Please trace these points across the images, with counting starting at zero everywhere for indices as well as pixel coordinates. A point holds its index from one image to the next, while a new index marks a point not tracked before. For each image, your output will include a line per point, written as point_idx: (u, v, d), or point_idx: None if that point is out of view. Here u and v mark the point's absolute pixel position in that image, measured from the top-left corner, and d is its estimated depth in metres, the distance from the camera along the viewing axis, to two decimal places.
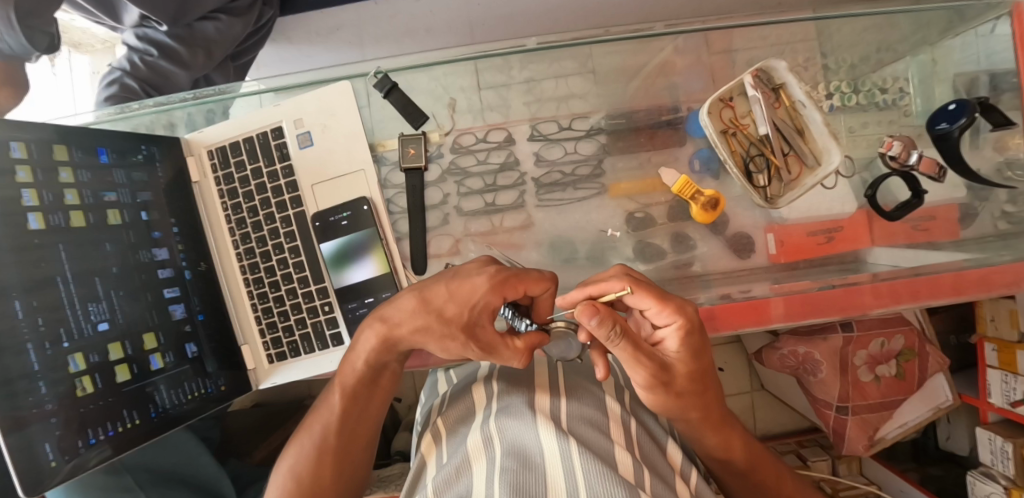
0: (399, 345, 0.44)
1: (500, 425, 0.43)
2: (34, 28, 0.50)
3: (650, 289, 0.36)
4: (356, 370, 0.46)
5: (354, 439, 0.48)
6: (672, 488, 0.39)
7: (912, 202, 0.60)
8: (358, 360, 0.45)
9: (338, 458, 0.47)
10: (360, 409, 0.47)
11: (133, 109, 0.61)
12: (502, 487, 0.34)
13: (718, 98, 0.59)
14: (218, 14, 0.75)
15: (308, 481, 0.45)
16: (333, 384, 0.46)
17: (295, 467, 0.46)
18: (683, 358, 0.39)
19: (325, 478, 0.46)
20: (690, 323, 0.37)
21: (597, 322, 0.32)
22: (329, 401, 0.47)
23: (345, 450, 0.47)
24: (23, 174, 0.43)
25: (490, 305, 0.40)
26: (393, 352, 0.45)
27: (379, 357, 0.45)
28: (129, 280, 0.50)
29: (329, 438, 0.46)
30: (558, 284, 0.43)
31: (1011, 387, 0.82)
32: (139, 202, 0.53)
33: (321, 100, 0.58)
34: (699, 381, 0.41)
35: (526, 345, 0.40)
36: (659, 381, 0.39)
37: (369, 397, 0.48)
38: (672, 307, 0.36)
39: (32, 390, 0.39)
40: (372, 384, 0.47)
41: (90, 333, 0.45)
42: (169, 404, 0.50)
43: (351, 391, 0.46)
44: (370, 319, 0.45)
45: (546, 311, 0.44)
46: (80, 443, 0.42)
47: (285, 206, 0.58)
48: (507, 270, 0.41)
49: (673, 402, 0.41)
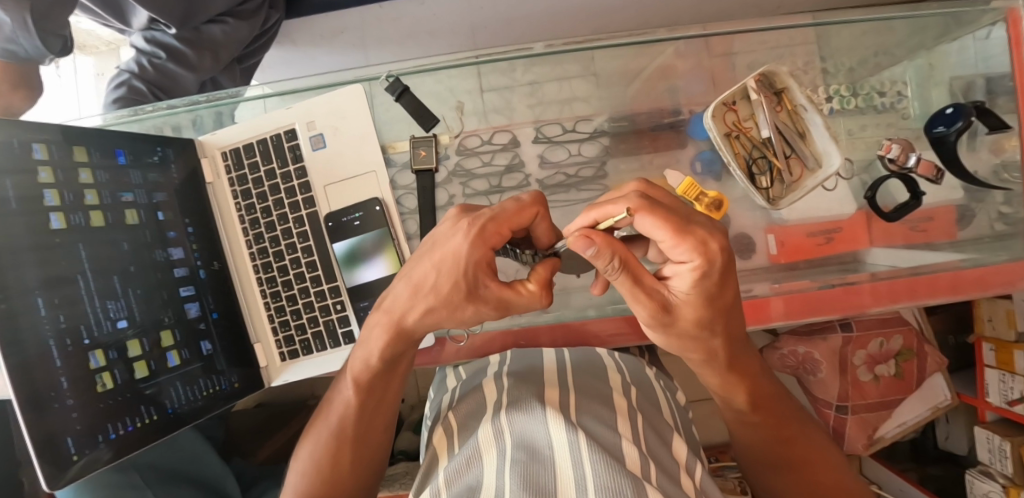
0: (410, 329, 0.42)
1: (509, 419, 0.43)
2: (50, 31, 0.51)
3: (668, 216, 0.30)
4: (368, 367, 0.46)
5: (370, 423, 0.51)
6: (678, 482, 0.40)
7: (911, 203, 0.62)
8: (372, 357, 0.45)
9: (356, 442, 0.50)
10: (374, 399, 0.49)
11: (145, 111, 0.61)
12: (512, 482, 0.35)
13: (721, 102, 0.61)
14: (225, 17, 0.76)
15: (327, 463, 0.50)
16: (344, 379, 0.48)
17: (315, 451, 0.51)
18: (692, 301, 0.34)
19: (344, 459, 0.50)
20: (710, 264, 0.32)
21: (593, 249, 0.30)
22: (342, 392, 0.49)
23: (362, 434, 0.51)
24: (44, 174, 0.44)
25: (482, 260, 0.36)
26: (409, 342, 0.44)
27: (392, 351, 0.44)
28: (145, 278, 0.51)
29: (346, 427, 0.50)
30: (547, 206, 0.38)
31: (1009, 386, 0.84)
32: (154, 202, 0.54)
33: (333, 103, 0.59)
34: (716, 323, 0.37)
35: (539, 282, 0.36)
36: (662, 318, 0.35)
37: (384, 386, 0.49)
38: (692, 240, 0.31)
39: (53, 386, 0.40)
40: (385, 377, 0.48)
41: (109, 331, 0.46)
42: (183, 401, 0.51)
43: (366, 385, 0.48)
44: (377, 312, 0.43)
45: (545, 235, 0.40)
46: (100, 437, 0.43)
47: (298, 206, 0.59)
48: (480, 217, 0.35)
49: (677, 341, 0.38)
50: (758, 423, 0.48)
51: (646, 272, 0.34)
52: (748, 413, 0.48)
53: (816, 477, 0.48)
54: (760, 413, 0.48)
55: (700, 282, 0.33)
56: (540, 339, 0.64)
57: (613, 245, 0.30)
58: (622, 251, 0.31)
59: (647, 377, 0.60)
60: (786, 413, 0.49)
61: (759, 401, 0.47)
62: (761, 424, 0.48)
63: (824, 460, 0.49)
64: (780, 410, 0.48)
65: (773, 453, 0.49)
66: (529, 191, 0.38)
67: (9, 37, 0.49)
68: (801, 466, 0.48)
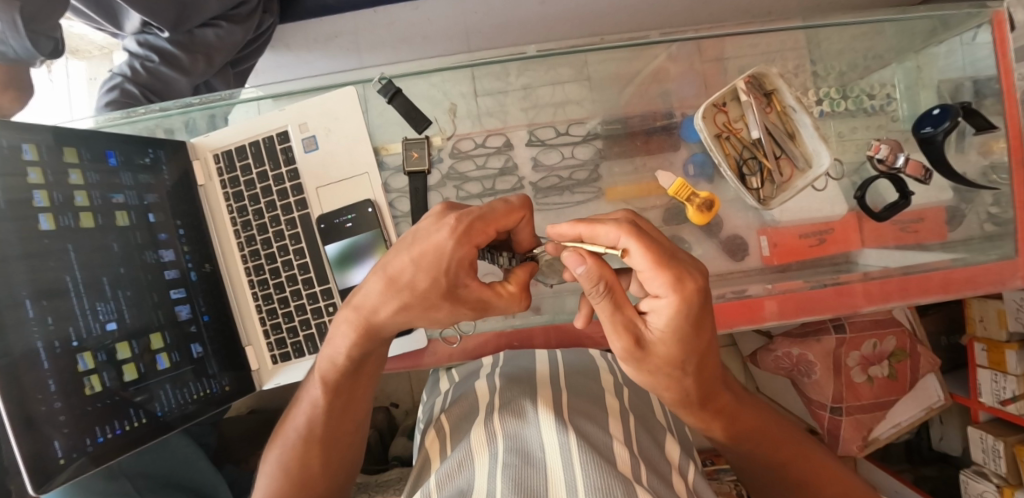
0: (388, 328, 0.42)
1: (502, 421, 0.43)
2: (40, 32, 0.50)
3: (652, 247, 0.33)
4: (335, 366, 0.46)
5: (338, 423, 0.50)
6: (668, 482, 0.40)
7: (900, 203, 0.62)
8: (338, 356, 0.45)
9: (323, 443, 0.50)
10: (342, 398, 0.49)
11: (138, 113, 0.61)
12: (503, 484, 0.35)
13: (712, 103, 0.61)
14: (219, 21, 0.76)
15: (296, 464, 0.50)
16: (311, 379, 0.47)
17: (285, 452, 0.51)
18: (667, 338, 0.36)
19: (312, 461, 0.50)
20: (685, 302, 0.33)
21: (586, 267, 0.33)
22: (310, 393, 0.49)
23: (330, 435, 0.50)
24: (34, 174, 0.44)
25: (464, 259, 0.36)
26: (376, 342, 0.44)
27: (358, 351, 0.44)
28: (135, 280, 0.50)
29: (314, 428, 0.50)
30: (533, 210, 0.39)
31: (1002, 386, 0.84)
32: (145, 204, 0.53)
33: (325, 104, 0.59)
34: (690, 360, 0.38)
35: (518, 285, 0.38)
36: (640, 350, 0.36)
37: (351, 386, 0.49)
38: (671, 274, 0.33)
39: (41, 388, 0.40)
40: (352, 376, 0.48)
41: (97, 333, 0.45)
42: (172, 404, 0.50)
43: (333, 384, 0.47)
44: (345, 309, 0.42)
45: (524, 240, 0.41)
46: (88, 441, 0.42)
47: (290, 208, 0.59)
48: (469, 214, 0.36)
49: (649, 378, 0.39)
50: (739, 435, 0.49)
51: (628, 302, 0.36)
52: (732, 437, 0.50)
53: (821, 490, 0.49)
54: (744, 442, 0.50)
55: (673, 321, 0.34)
56: (534, 340, 0.63)
57: (601, 269, 0.33)
58: (607, 274, 0.33)
59: None
60: (772, 434, 0.50)
61: (738, 433, 0.49)
62: (746, 439, 0.50)
63: (826, 471, 0.50)
64: (762, 425, 0.50)
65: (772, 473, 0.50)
66: (517, 195, 0.39)
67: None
68: (803, 484, 0.49)
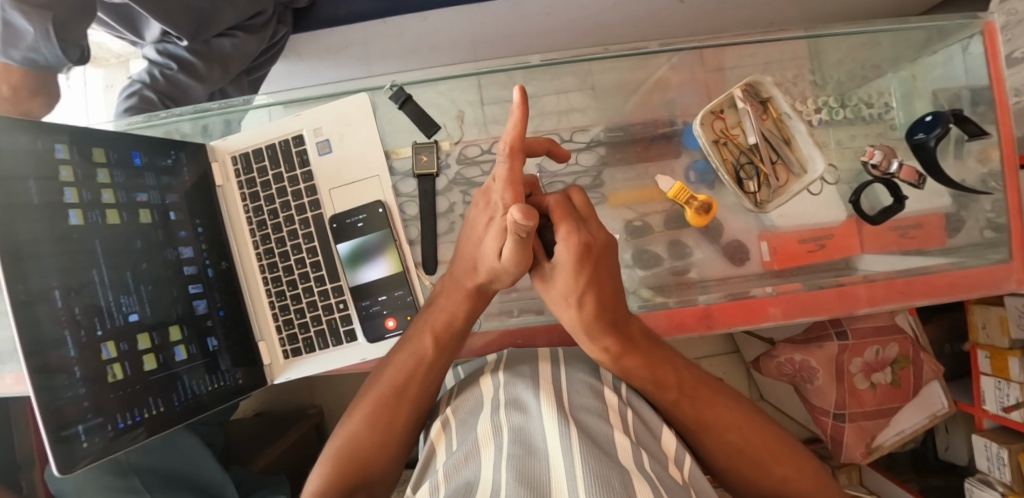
0: (482, 288, 0.52)
1: (507, 416, 0.45)
2: (69, 41, 0.53)
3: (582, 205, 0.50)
4: (452, 318, 0.53)
5: (431, 387, 0.53)
6: (667, 469, 0.41)
7: (894, 207, 0.63)
8: (458, 309, 0.53)
9: (414, 403, 0.51)
10: (443, 359, 0.53)
11: (161, 117, 0.64)
12: (507, 475, 0.36)
13: (709, 110, 0.63)
14: (235, 31, 0.79)
15: (384, 418, 0.50)
16: (424, 330, 0.53)
17: (372, 405, 0.51)
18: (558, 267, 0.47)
19: (399, 421, 0.50)
20: (576, 242, 0.46)
21: (524, 219, 0.38)
22: (413, 347, 0.53)
23: (423, 396, 0.52)
24: (65, 173, 0.46)
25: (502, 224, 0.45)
26: (482, 301, 0.53)
27: (473, 308, 0.54)
28: (156, 275, 0.52)
29: (410, 383, 0.51)
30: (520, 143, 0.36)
31: (1005, 393, 0.84)
32: (166, 203, 0.56)
33: (339, 111, 0.62)
34: (575, 289, 0.48)
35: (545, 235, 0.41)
36: (545, 278, 0.51)
37: (452, 347, 0.54)
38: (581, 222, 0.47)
39: (67, 374, 0.42)
40: (461, 337, 0.54)
41: (121, 323, 0.47)
42: (190, 395, 0.52)
43: (442, 339, 0.53)
44: (459, 273, 0.52)
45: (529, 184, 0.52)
46: (109, 426, 0.44)
47: (304, 209, 0.61)
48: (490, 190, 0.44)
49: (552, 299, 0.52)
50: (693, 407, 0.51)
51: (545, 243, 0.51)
52: (688, 406, 0.51)
53: (725, 434, 0.50)
54: (655, 371, 0.50)
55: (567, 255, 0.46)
56: (537, 339, 0.65)
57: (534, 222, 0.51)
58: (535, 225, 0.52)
59: None
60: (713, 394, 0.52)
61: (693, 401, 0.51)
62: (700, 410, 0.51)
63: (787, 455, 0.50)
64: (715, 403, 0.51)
65: (682, 413, 0.50)
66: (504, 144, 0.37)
67: (32, 47, 0.51)
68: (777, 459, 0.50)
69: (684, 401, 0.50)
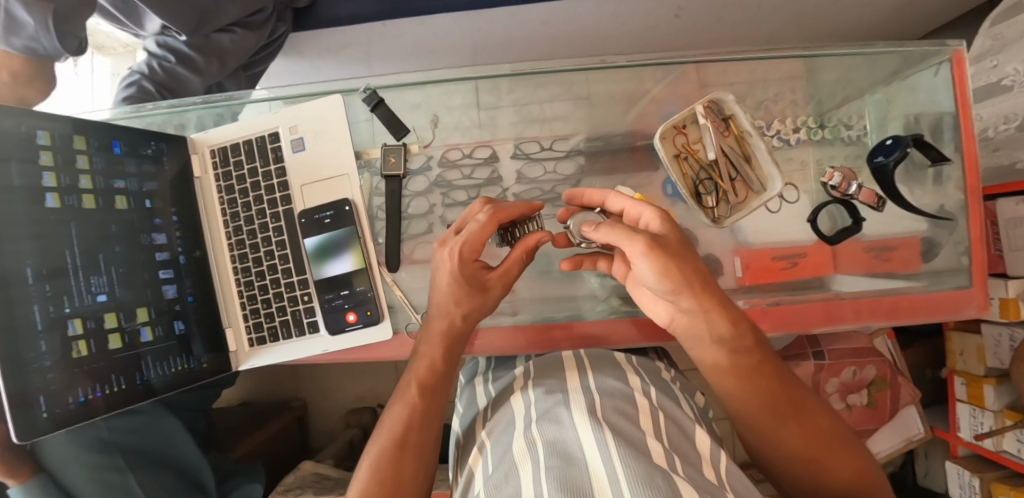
0: (460, 328, 0.54)
1: (541, 429, 0.41)
2: (67, 32, 0.56)
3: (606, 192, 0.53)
4: (434, 362, 0.53)
5: (429, 432, 0.51)
6: (703, 471, 0.38)
7: (852, 227, 0.66)
8: (438, 353, 0.53)
9: (416, 453, 0.49)
10: (434, 404, 0.52)
11: (147, 109, 0.66)
12: (549, 484, 0.33)
13: (671, 125, 0.65)
14: (235, 27, 0.81)
15: (389, 472, 0.47)
16: (408, 381, 0.52)
17: (376, 459, 0.48)
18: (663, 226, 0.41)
19: (405, 471, 0.48)
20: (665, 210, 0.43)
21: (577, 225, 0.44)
22: (404, 396, 0.52)
23: (424, 444, 0.50)
24: (45, 157, 0.48)
25: (469, 271, 0.52)
26: (460, 343, 0.55)
27: (452, 350, 0.54)
28: (128, 258, 0.54)
29: (408, 433, 0.49)
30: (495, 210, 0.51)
31: (979, 421, 0.85)
32: (145, 190, 0.58)
33: (314, 111, 0.64)
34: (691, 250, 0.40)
35: (524, 251, 0.52)
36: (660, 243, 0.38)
37: (442, 390, 0.53)
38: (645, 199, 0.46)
39: (33, 348, 0.44)
40: (446, 381, 0.53)
41: (89, 303, 0.49)
42: (154, 375, 0.54)
43: (429, 385, 0.52)
44: (433, 324, 0.54)
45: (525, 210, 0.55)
46: (70, 400, 0.46)
47: (275, 204, 0.63)
48: (457, 244, 0.50)
49: (673, 272, 0.38)
50: (782, 401, 0.43)
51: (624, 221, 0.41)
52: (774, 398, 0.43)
53: (814, 429, 0.43)
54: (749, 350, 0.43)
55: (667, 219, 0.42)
56: (559, 344, 0.65)
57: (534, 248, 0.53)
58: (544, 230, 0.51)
59: (664, 378, 0.57)
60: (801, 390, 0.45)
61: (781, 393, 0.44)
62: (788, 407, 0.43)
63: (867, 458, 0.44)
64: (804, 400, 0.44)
65: (772, 403, 0.44)
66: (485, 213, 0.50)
67: (32, 37, 0.54)
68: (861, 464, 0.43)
69: (774, 393, 0.43)
